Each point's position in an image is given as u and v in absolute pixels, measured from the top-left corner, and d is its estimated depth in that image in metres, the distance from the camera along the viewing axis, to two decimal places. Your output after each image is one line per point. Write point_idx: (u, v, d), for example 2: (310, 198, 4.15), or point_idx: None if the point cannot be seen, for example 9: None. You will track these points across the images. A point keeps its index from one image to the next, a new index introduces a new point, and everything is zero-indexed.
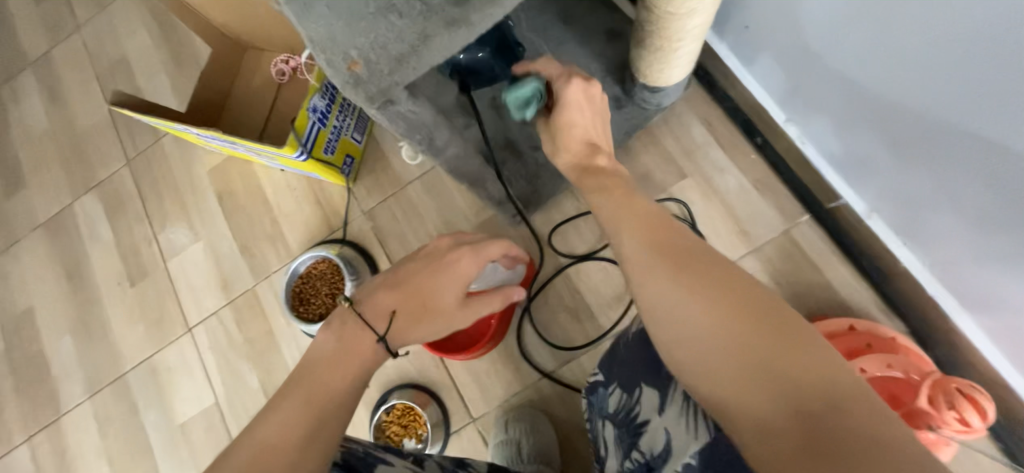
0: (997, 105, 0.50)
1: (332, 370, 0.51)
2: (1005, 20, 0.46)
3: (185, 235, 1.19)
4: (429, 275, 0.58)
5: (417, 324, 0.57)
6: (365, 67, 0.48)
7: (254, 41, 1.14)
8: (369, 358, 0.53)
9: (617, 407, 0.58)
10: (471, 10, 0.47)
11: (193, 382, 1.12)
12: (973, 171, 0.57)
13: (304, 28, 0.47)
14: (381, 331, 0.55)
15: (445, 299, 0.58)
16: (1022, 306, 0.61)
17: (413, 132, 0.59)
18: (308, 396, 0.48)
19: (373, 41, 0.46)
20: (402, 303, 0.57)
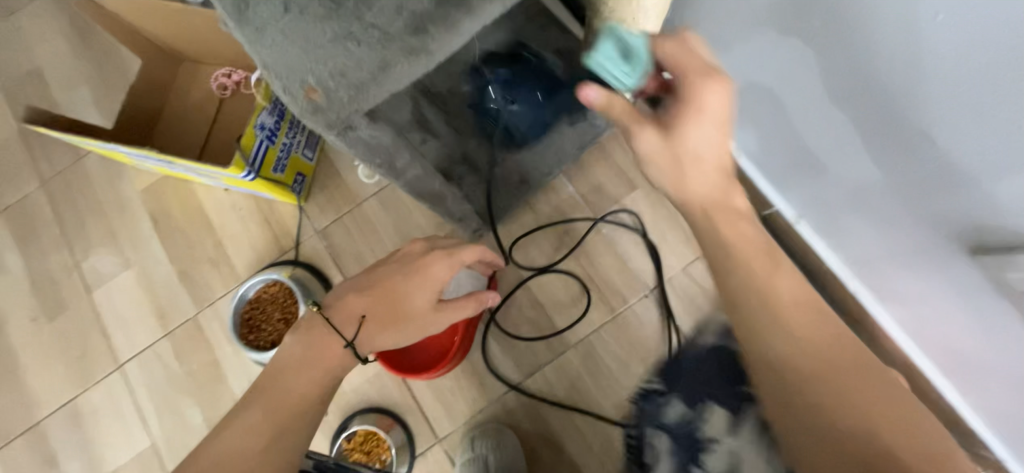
0: (895, 121, 0.57)
1: (299, 378, 0.60)
2: (896, 50, 0.52)
3: (114, 262, 1.09)
4: (398, 281, 0.63)
5: (384, 330, 0.62)
6: (322, 95, 0.48)
7: (191, 54, 1.08)
8: (334, 365, 0.61)
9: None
10: (429, 39, 0.47)
11: (125, 424, 1.02)
12: (881, 179, 0.64)
13: (257, 53, 0.46)
14: (349, 337, 0.62)
15: (413, 305, 0.63)
16: (925, 298, 0.69)
17: (373, 156, 0.60)
18: (269, 406, 0.58)
19: (330, 68, 0.47)
20: (372, 308, 0.63)
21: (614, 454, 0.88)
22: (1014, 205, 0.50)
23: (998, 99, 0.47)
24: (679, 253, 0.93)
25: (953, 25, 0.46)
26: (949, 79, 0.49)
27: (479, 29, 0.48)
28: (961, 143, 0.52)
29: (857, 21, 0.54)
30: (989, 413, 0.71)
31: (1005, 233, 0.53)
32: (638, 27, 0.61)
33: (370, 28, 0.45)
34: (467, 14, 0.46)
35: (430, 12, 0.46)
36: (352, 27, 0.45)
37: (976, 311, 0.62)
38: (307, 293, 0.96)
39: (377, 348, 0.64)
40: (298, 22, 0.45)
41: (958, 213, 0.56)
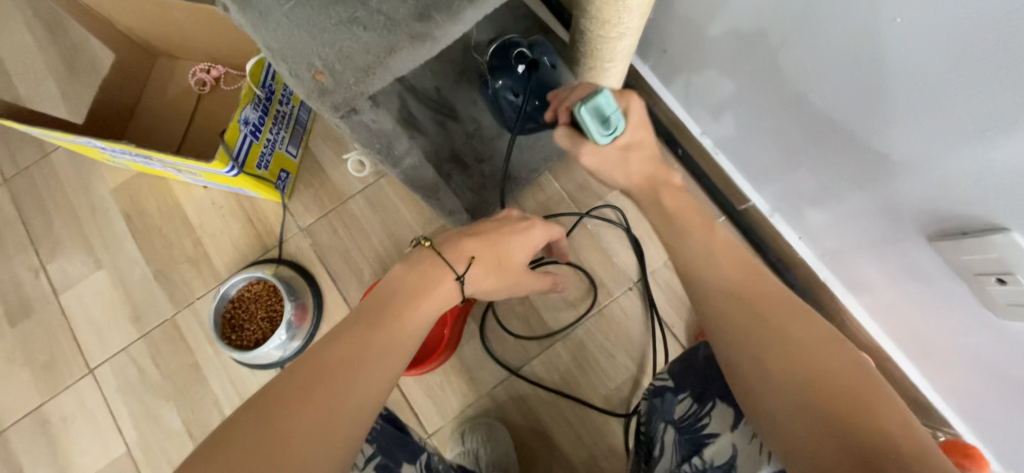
0: (859, 119, 0.62)
1: (410, 312, 0.55)
2: (860, 52, 0.56)
3: (83, 263, 1.04)
4: (507, 235, 0.63)
5: (489, 274, 0.62)
6: (330, 77, 0.48)
7: (168, 48, 1.05)
8: (447, 297, 0.59)
9: (682, 414, 0.54)
10: (433, 26, 0.48)
11: (97, 430, 0.98)
12: (846, 172, 0.68)
13: (261, 36, 0.47)
14: (460, 270, 0.60)
15: (514, 257, 0.64)
16: (887, 284, 0.74)
17: (374, 140, 0.58)
18: (379, 322, 0.53)
19: (338, 52, 0.47)
20: (482, 252, 0.61)
21: (600, 442, 0.91)
22: (966, 194, 0.55)
23: (952, 95, 0.51)
24: (659, 246, 0.96)
25: (912, 28, 0.50)
26: (907, 79, 0.53)
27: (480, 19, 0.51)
28: (917, 138, 0.56)
29: (824, 24, 0.58)
30: (950, 390, 0.75)
31: (959, 220, 0.58)
32: (622, 25, 0.64)
33: (375, 13, 0.47)
34: (470, 3, 0.48)
35: (434, 0, 0.48)
36: (357, 12, 0.47)
37: (933, 292, 0.67)
38: (292, 291, 0.95)
39: (475, 289, 0.63)
40: (303, 8, 0.46)
41: (918, 200, 0.61)
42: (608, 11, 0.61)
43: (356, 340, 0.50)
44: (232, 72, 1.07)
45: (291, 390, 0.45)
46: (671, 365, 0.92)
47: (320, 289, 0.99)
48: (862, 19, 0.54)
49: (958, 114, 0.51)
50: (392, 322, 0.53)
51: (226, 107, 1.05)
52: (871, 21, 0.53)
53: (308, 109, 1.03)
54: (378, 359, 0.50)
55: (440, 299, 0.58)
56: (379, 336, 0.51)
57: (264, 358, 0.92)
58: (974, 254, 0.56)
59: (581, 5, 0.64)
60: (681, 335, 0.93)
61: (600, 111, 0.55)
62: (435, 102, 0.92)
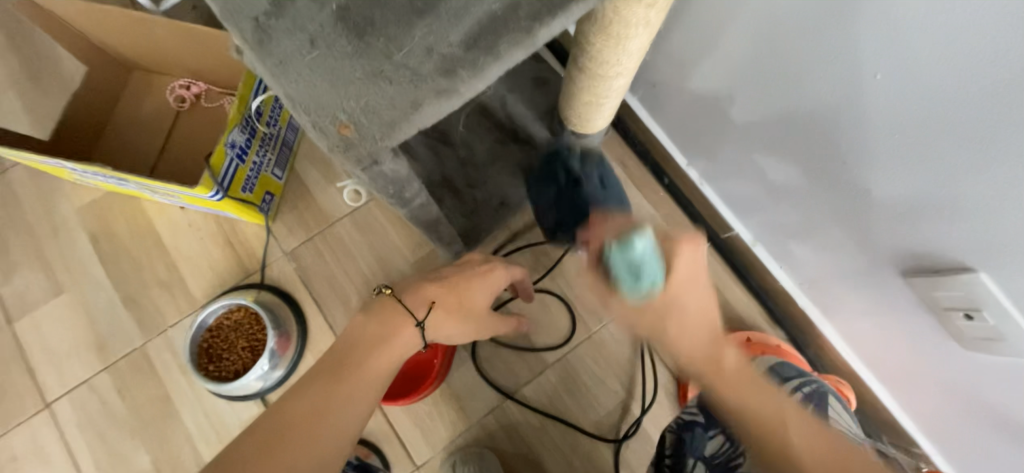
0: (838, 161, 0.66)
1: (371, 359, 0.56)
2: (843, 102, 0.61)
3: (42, 288, 0.97)
4: (468, 278, 0.62)
5: (450, 319, 0.60)
6: (355, 130, 0.49)
7: (145, 63, 1.01)
8: (407, 342, 0.58)
9: (714, 451, 0.58)
10: (459, 81, 0.48)
11: (52, 471, 0.90)
12: (825, 209, 0.73)
13: (281, 85, 0.47)
14: (420, 316, 0.58)
15: (476, 301, 0.62)
16: (862, 314, 0.79)
17: (388, 185, 0.57)
18: (341, 372, 0.54)
19: (363, 105, 0.48)
20: (441, 296, 0.60)
21: (591, 468, 0.91)
22: (935, 235, 0.60)
23: (926, 147, 0.55)
24: None
25: (892, 83, 0.55)
26: (886, 129, 0.58)
27: (503, 73, 0.51)
28: (893, 181, 0.61)
29: (809, 74, 0.62)
30: (918, 414, 0.79)
31: (929, 258, 0.62)
32: (621, 66, 0.66)
33: (400, 67, 0.47)
34: (495, 60, 0.48)
35: (458, 56, 0.47)
36: (382, 65, 0.47)
37: (902, 323, 0.72)
38: (275, 319, 0.91)
39: (437, 336, 0.61)
40: (327, 58, 0.46)
41: (893, 239, 0.65)
42: (608, 53, 0.63)
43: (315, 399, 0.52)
44: (213, 89, 1.03)
45: (256, 443, 0.49)
46: (660, 390, 0.93)
47: (304, 315, 0.96)
48: (847, 73, 0.58)
49: (931, 164, 0.56)
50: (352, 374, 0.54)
51: (207, 126, 1.02)
52: (855, 74, 0.58)
53: (296, 131, 1.01)
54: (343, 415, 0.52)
55: (405, 345, 0.58)
56: (340, 389, 0.53)
57: (243, 390, 0.88)
58: (944, 291, 0.61)
59: (580, 43, 0.65)
60: (669, 360, 0.95)
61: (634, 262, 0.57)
62: (428, 128, 0.93)
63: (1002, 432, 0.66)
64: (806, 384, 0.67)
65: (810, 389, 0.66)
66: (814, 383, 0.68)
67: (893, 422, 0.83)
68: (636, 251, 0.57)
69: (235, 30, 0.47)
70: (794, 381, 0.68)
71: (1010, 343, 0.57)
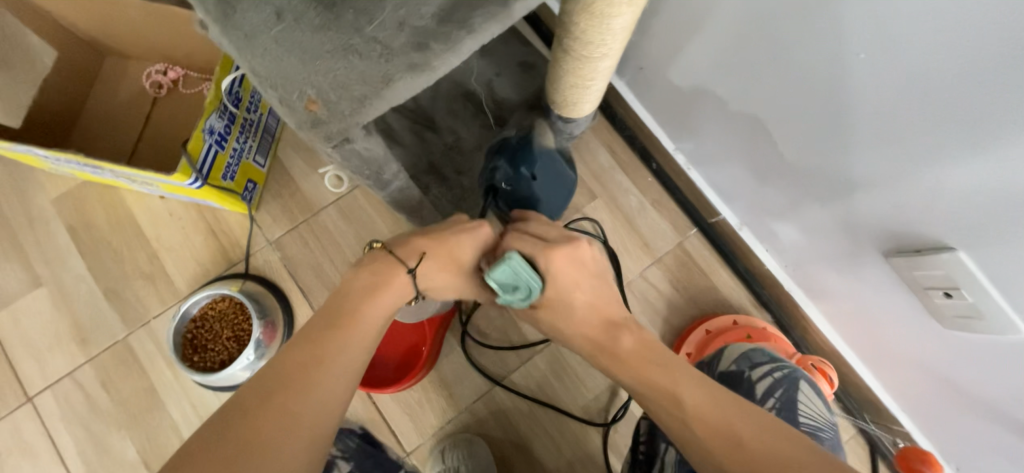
0: (824, 142, 0.65)
1: (365, 309, 0.52)
2: (827, 82, 0.60)
3: (20, 281, 0.95)
4: (462, 232, 0.58)
5: (442, 271, 0.57)
6: (324, 107, 0.47)
7: (119, 47, 0.98)
8: (400, 290, 0.55)
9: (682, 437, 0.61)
10: (432, 55, 0.47)
11: (36, 464, 0.89)
12: (811, 191, 0.73)
13: (250, 63, 0.46)
14: (411, 264, 0.55)
15: (469, 257, 0.58)
16: (845, 296, 0.80)
17: (364, 167, 0.57)
18: (333, 321, 0.50)
19: (331, 80, 0.46)
20: (433, 247, 0.56)
21: (579, 451, 0.92)
22: (917, 216, 0.60)
23: (908, 128, 0.55)
24: (635, 258, 0.98)
25: (874, 63, 0.54)
26: (869, 109, 0.58)
27: (479, 48, 0.50)
28: (876, 162, 0.61)
29: (793, 53, 0.61)
30: (899, 392, 0.81)
31: (911, 238, 0.63)
32: (604, 47, 0.65)
33: (371, 41, 0.46)
34: (469, 33, 0.47)
35: (431, 29, 0.46)
36: (351, 39, 0.46)
37: (885, 303, 0.72)
38: (260, 309, 0.90)
39: (427, 287, 0.58)
40: (293, 30, 0.45)
41: (876, 220, 0.66)
42: (592, 33, 0.62)
43: (301, 367, 0.46)
44: (191, 75, 1.00)
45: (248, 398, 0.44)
46: None
47: (290, 305, 0.95)
48: (830, 52, 0.58)
49: (914, 144, 0.56)
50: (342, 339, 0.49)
51: (185, 112, 0.99)
52: (838, 54, 0.57)
53: (277, 117, 0.99)
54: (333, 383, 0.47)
55: (395, 298, 0.55)
56: (333, 339, 0.49)
57: (229, 380, 0.87)
58: (925, 270, 0.61)
59: (564, 25, 0.64)
60: None
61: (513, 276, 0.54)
62: (413, 113, 0.92)
63: (977, 408, 0.68)
64: (780, 369, 0.72)
65: (782, 375, 0.71)
66: (787, 368, 0.72)
67: (873, 400, 0.85)
68: (512, 270, 0.54)
69: (199, 5, 0.45)
70: (767, 366, 0.73)
71: (988, 321, 0.58)
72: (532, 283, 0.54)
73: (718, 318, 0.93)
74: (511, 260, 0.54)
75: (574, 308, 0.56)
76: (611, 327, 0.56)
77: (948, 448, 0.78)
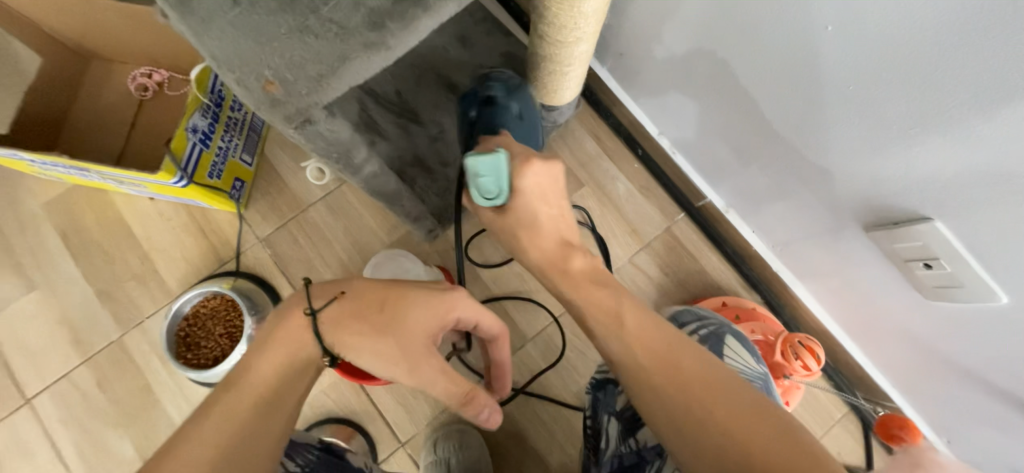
0: (800, 119, 0.66)
1: (260, 363, 0.49)
2: (797, 57, 0.60)
3: (14, 286, 0.96)
4: (404, 285, 0.54)
5: (355, 319, 0.51)
6: (282, 88, 0.47)
7: (103, 51, 0.99)
8: (295, 337, 0.50)
9: (624, 404, 0.58)
10: (388, 34, 0.48)
11: (36, 465, 0.90)
12: (791, 169, 0.73)
13: (205, 45, 0.45)
14: (315, 305, 0.51)
15: (405, 316, 0.51)
16: (831, 273, 0.80)
17: (331, 150, 0.57)
18: (227, 384, 0.47)
19: (289, 61, 0.46)
20: (355, 292, 0.52)
21: (573, 438, 0.92)
22: (894, 188, 0.60)
23: (879, 98, 0.55)
24: (623, 244, 0.99)
25: (842, 35, 0.54)
26: (840, 80, 0.58)
27: (437, 27, 0.51)
28: (851, 135, 0.61)
29: (763, 29, 0.61)
30: (889, 367, 0.81)
31: (891, 210, 0.63)
32: (579, 30, 0.65)
33: (327, 22, 0.47)
34: (425, 12, 0.48)
35: (386, 9, 0.48)
36: (308, 21, 0.46)
37: (870, 277, 0.72)
38: (252, 306, 0.91)
39: (336, 343, 0.50)
40: (250, 15, 0.45)
41: (856, 195, 0.66)
42: (565, 16, 0.62)
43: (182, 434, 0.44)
44: (176, 76, 1.01)
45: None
46: None
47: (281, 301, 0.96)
48: (797, 26, 0.58)
49: (886, 114, 0.56)
50: (224, 397, 0.46)
51: (171, 114, 1.00)
52: (805, 27, 0.57)
53: None
54: (204, 457, 0.42)
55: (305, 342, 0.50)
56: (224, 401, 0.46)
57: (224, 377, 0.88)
58: (904, 242, 0.61)
59: (538, 10, 0.64)
60: None
61: (490, 173, 0.55)
62: (398, 107, 0.92)
63: (965, 377, 0.68)
64: (704, 327, 0.70)
65: (707, 333, 0.69)
66: (714, 326, 0.70)
67: (862, 376, 0.86)
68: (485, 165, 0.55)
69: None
70: (693, 324, 0.71)
71: (968, 289, 0.58)
72: (502, 184, 0.55)
73: (707, 300, 0.93)
74: (496, 157, 0.54)
75: (533, 218, 0.56)
76: (565, 247, 0.57)
77: (938, 421, 0.78)
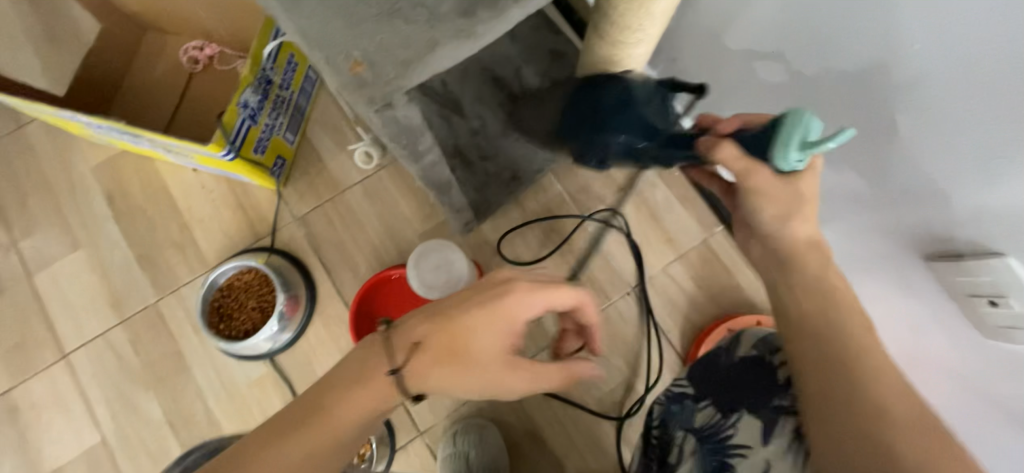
0: (870, 139, 0.63)
1: (341, 406, 0.48)
2: (873, 75, 0.58)
3: (59, 244, 0.99)
4: (467, 313, 0.49)
5: (439, 365, 0.49)
6: (369, 69, 0.46)
7: (160, 23, 1.01)
8: (381, 390, 0.49)
9: (704, 423, 0.56)
10: (477, 22, 0.47)
11: (69, 420, 0.93)
12: (853, 189, 0.70)
13: (295, 21, 0.46)
14: (397, 362, 0.49)
15: (478, 346, 0.49)
16: (879, 299, 0.77)
17: (401, 134, 0.57)
18: (310, 409, 0.48)
19: (377, 44, 0.46)
20: (428, 336, 0.49)
21: (592, 444, 0.91)
22: (962, 219, 0.58)
23: (962, 123, 0.52)
24: (658, 253, 0.97)
25: (928, 55, 0.52)
26: (920, 103, 0.55)
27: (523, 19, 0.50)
28: (924, 160, 0.58)
29: (838, 42, 0.59)
30: None
31: (956, 242, 0.60)
32: (642, 32, 0.63)
33: (418, 6, 0.47)
34: (514, 3, 0.48)
35: None
36: (398, 4, 0.47)
37: (923, 309, 0.70)
38: (285, 283, 0.92)
39: (430, 387, 0.50)
40: None
41: (922, 224, 0.63)
42: (630, 16, 0.61)
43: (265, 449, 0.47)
44: (227, 51, 1.02)
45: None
46: (665, 369, 0.93)
47: (313, 281, 0.97)
48: (877, 42, 0.55)
49: (968, 143, 0.53)
50: (303, 431, 0.47)
51: (219, 88, 1.01)
52: (886, 44, 0.55)
53: (308, 95, 1.00)
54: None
55: (374, 395, 0.49)
56: (303, 435, 0.47)
57: (254, 349, 0.91)
58: (968, 276, 0.59)
59: (601, 9, 0.63)
60: (676, 341, 0.94)
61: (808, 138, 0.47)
62: (442, 99, 0.92)
63: None
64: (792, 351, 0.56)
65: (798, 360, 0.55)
66: None
67: None
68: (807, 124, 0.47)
69: None
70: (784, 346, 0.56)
71: None
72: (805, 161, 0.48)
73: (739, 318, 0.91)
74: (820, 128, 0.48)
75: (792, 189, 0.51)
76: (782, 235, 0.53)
77: None
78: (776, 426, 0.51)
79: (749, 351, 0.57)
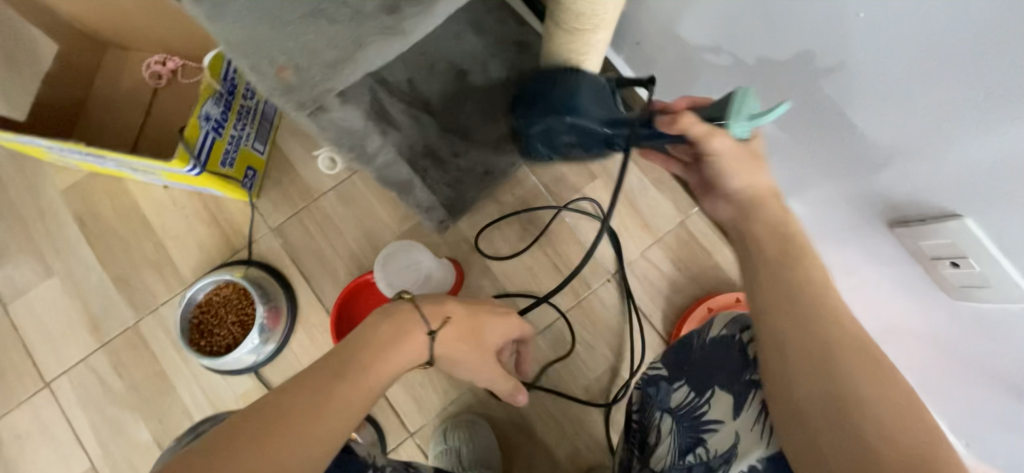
0: (831, 110, 0.63)
1: (380, 359, 0.51)
2: (826, 45, 0.58)
3: (32, 271, 0.98)
4: (487, 311, 0.63)
5: (458, 339, 0.59)
6: (296, 74, 0.51)
7: (119, 40, 0.99)
8: (416, 349, 0.55)
9: (680, 402, 0.56)
10: (402, 17, 0.49)
11: (57, 447, 0.93)
12: (821, 160, 0.70)
13: (218, 29, 0.47)
14: (433, 326, 0.57)
15: (487, 336, 0.62)
16: (853, 268, 0.78)
17: (345, 138, 0.73)
18: (343, 360, 0.50)
19: (303, 47, 0.49)
20: (457, 317, 0.59)
21: (582, 431, 0.92)
22: (920, 185, 0.58)
23: (914, 88, 0.52)
24: (636, 238, 0.97)
25: (876, 23, 0.51)
26: (874, 71, 0.55)
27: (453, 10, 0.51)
28: (885, 127, 0.58)
29: (791, 14, 0.59)
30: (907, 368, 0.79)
31: (917, 207, 0.61)
32: (597, 17, 0.63)
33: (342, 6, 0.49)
34: None
35: None
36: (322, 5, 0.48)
37: (893, 274, 0.70)
38: (264, 295, 0.91)
39: (440, 356, 0.59)
40: None
41: (887, 191, 0.63)
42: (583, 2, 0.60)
43: (298, 398, 0.46)
44: (190, 64, 1.00)
45: (234, 438, 0.42)
46: (649, 353, 0.94)
47: (293, 290, 0.96)
48: (826, 13, 0.55)
49: (922, 108, 0.53)
50: (341, 381, 0.48)
51: (184, 102, 1.00)
52: (835, 14, 0.54)
53: None
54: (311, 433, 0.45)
55: (405, 359, 0.54)
56: (338, 386, 0.48)
57: (237, 363, 0.90)
58: (931, 240, 0.59)
59: None
60: (659, 325, 0.95)
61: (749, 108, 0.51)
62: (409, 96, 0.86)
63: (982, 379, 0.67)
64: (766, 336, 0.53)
65: None
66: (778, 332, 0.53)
67: None
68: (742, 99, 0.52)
69: None
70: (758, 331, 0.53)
71: (994, 289, 0.56)
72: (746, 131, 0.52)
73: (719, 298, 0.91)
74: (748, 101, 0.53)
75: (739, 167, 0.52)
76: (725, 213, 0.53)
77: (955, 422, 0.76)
78: (747, 396, 0.51)
79: (720, 332, 0.55)
